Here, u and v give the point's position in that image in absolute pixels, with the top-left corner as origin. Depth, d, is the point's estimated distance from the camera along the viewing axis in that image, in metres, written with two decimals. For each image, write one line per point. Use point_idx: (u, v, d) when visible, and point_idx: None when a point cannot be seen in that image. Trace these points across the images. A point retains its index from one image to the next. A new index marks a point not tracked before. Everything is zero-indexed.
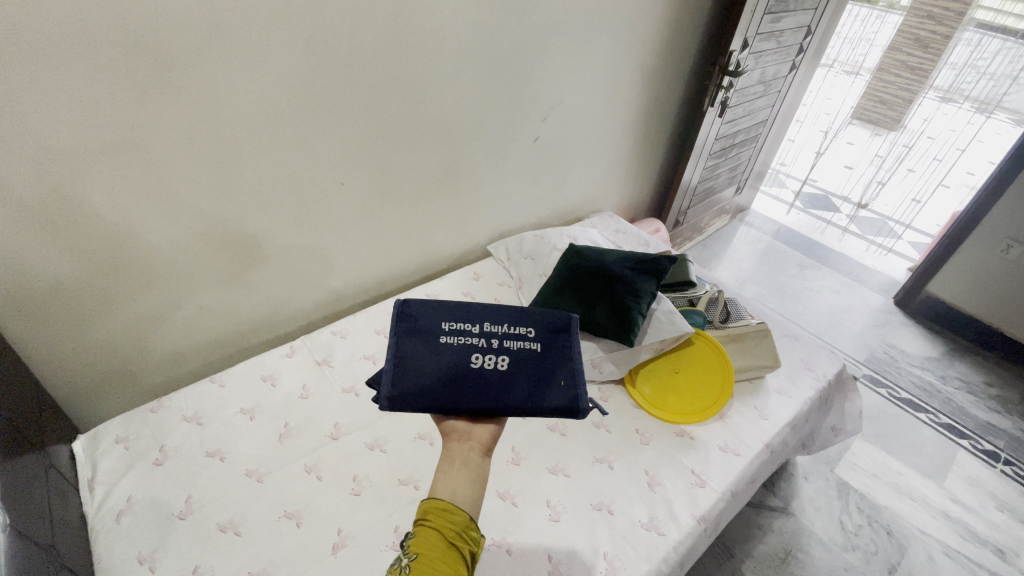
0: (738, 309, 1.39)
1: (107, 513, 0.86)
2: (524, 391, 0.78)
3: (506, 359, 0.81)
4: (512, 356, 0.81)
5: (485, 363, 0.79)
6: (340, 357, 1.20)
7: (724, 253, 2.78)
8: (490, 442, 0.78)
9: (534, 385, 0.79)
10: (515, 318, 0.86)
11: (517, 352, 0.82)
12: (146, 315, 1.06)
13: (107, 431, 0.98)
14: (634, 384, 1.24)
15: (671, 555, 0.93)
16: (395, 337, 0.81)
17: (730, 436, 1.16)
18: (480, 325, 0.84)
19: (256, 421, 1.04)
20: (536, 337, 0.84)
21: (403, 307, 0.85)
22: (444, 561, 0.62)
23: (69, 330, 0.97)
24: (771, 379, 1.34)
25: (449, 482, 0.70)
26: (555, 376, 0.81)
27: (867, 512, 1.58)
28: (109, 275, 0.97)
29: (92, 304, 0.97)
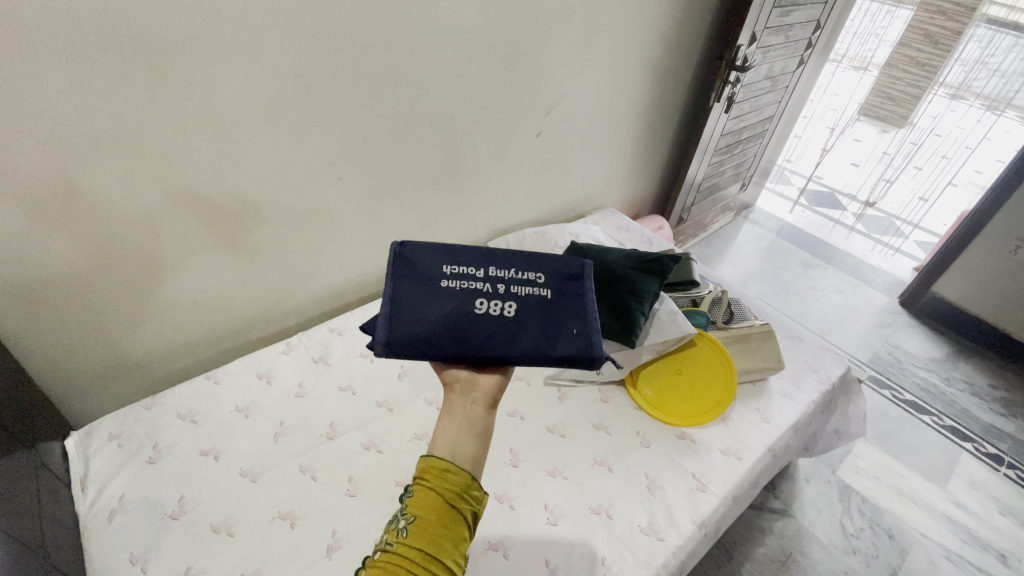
0: (742, 311, 1.37)
1: (99, 512, 0.85)
2: (533, 339, 0.77)
3: (511, 305, 0.78)
4: (519, 302, 0.79)
5: (489, 308, 0.77)
6: (337, 355, 1.18)
7: (727, 251, 2.75)
8: (495, 392, 0.75)
9: (544, 332, 0.77)
10: (522, 263, 0.83)
11: (524, 297, 0.80)
12: (144, 306, 1.04)
13: (100, 429, 0.97)
14: (635, 385, 1.23)
15: (671, 560, 0.91)
16: (392, 282, 0.79)
17: (731, 439, 1.14)
18: (484, 270, 0.81)
19: (251, 420, 1.03)
20: (544, 284, 0.82)
21: (401, 251, 0.82)
22: (443, 524, 0.60)
23: (70, 320, 0.96)
24: (774, 381, 1.32)
25: (449, 438, 0.66)
26: (565, 324, 0.79)
27: (868, 515, 1.57)
28: (107, 271, 0.95)
29: (87, 301, 0.96)
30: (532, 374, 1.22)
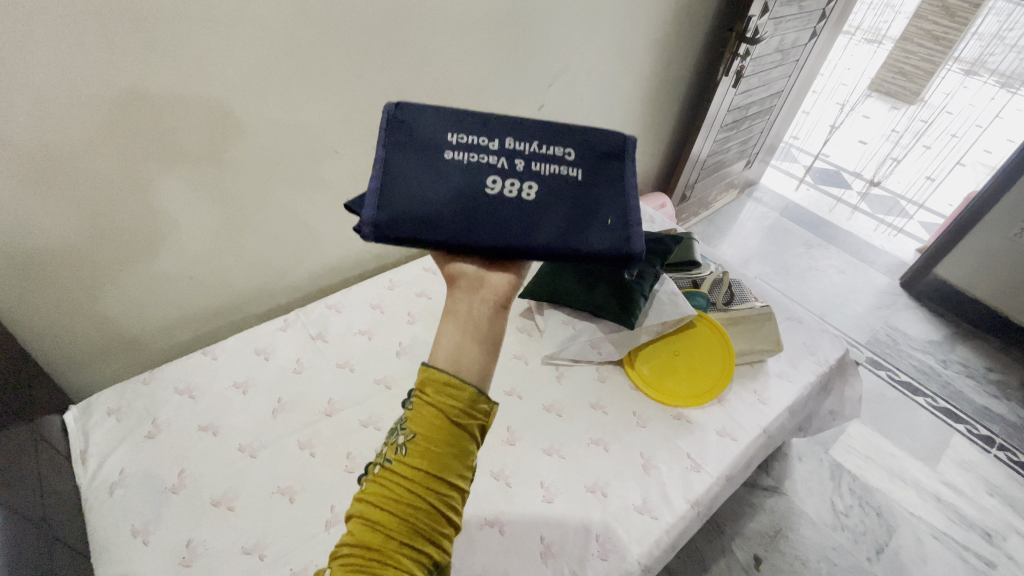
0: (743, 292, 1.36)
1: (100, 485, 0.86)
2: (557, 226, 0.62)
3: (529, 184, 0.64)
4: (538, 182, 0.64)
5: (502, 188, 0.63)
6: (335, 332, 1.18)
7: (730, 230, 2.72)
8: (507, 293, 0.62)
9: (569, 217, 0.63)
10: (545, 134, 0.68)
11: (545, 176, 0.65)
12: (145, 276, 1.03)
13: (99, 403, 0.97)
14: (633, 364, 1.22)
15: (664, 538, 0.93)
16: (386, 152, 0.64)
17: (727, 420, 1.15)
18: (498, 141, 0.66)
19: (249, 395, 1.03)
20: (570, 163, 0.66)
21: (396, 114, 0.67)
22: (444, 444, 0.53)
23: (72, 290, 0.95)
24: (772, 362, 1.32)
25: (451, 346, 0.57)
26: (597, 212, 0.64)
27: (858, 494, 1.60)
28: (102, 243, 0.93)
29: (84, 274, 0.94)
30: (531, 353, 1.22)
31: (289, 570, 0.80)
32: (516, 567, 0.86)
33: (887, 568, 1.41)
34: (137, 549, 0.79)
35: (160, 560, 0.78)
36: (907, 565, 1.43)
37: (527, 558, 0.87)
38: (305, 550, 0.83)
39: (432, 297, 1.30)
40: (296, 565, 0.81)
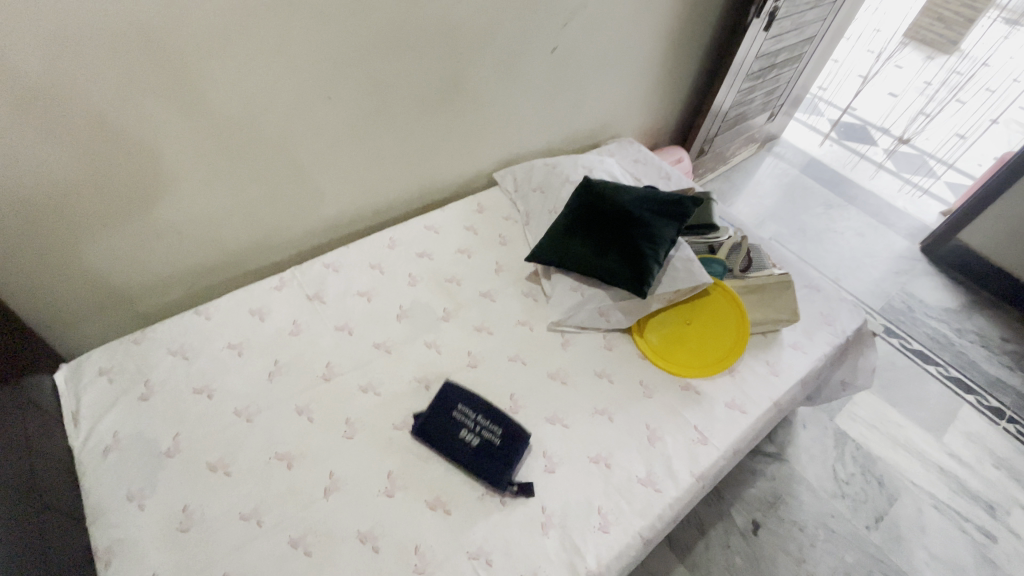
0: (761, 260, 1.29)
1: (94, 448, 0.84)
2: (468, 460, 0.90)
3: (476, 438, 0.92)
4: (481, 435, 0.92)
5: (461, 436, 0.92)
6: (333, 293, 1.13)
7: (747, 187, 2.60)
8: None
9: (478, 460, 0.90)
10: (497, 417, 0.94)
11: (484, 435, 0.92)
12: (141, 227, 0.98)
13: (90, 362, 0.94)
14: (641, 332, 1.17)
15: (667, 511, 0.91)
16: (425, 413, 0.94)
17: (737, 392, 1.11)
18: (476, 431, 0.92)
19: (244, 358, 0.99)
20: (501, 429, 0.93)
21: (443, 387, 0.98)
22: None
23: (65, 237, 0.90)
24: (787, 333, 1.27)
25: None
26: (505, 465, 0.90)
27: (861, 462, 1.59)
28: (85, 193, 0.88)
29: (68, 226, 0.89)
30: (536, 319, 1.17)
31: (288, 537, 0.79)
32: (516, 537, 0.84)
33: (883, 536, 1.42)
34: (133, 513, 0.78)
35: (155, 525, 0.77)
36: (904, 533, 1.44)
37: (527, 529, 0.85)
38: (303, 517, 0.82)
39: (433, 258, 1.24)
40: (295, 532, 0.80)
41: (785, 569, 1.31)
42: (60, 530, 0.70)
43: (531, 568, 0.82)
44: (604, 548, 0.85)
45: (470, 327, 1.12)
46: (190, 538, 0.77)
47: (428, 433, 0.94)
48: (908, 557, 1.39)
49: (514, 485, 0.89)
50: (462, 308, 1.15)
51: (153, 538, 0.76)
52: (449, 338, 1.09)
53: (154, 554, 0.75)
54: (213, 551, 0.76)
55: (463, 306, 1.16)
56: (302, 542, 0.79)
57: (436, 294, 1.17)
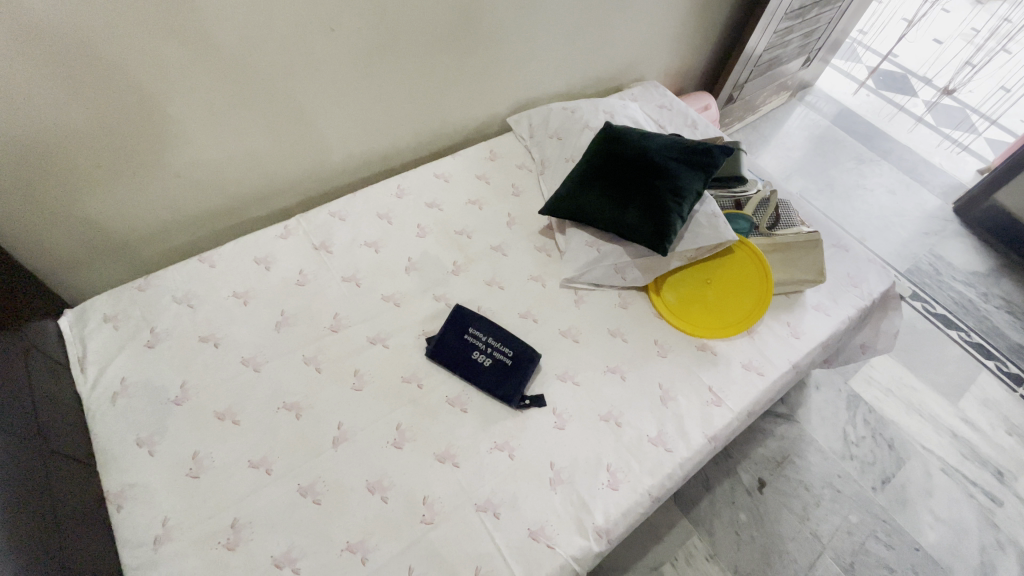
0: (790, 216, 1.23)
1: (102, 394, 0.84)
2: (483, 377, 0.93)
3: (487, 357, 0.95)
4: (493, 355, 0.95)
5: (474, 356, 0.95)
6: (340, 243, 1.09)
7: (774, 139, 2.46)
8: None
9: (493, 378, 0.93)
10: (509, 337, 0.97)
11: (495, 355, 0.95)
12: (139, 166, 0.93)
13: (95, 309, 0.93)
14: (659, 290, 1.12)
15: (677, 471, 0.90)
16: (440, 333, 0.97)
17: (756, 353, 1.07)
18: (488, 343, 0.96)
19: (250, 307, 0.97)
20: (511, 349, 0.96)
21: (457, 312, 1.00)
22: None
23: (61, 175, 0.86)
24: (810, 294, 1.21)
25: None
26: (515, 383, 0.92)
27: (872, 425, 1.58)
28: (76, 131, 0.83)
29: (61, 167, 0.85)
30: (549, 274, 1.12)
31: (297, 485, 0.80)
32: (524, 491, 0.83)
33: (889, 497, 1.43)
34: (144, 459, 0.78)
35: (165, 471, 0.78)
36: (911, 496, 1.44)
37: (536, 483, 0.84)
38: (312, 466, 0.82)
39: (444, 208, 1.19)
40: (303, 481, 0.80)
41: (788, 526, 1.32)
42: (67, 477, 0.71)
43: (540, 521, 0.81)
44: (613, 505, 0.84)
45: (481, 281, 1.08)
46: (201, 484, 0.77)
47: (437, 387, 0.93)
48: (913, 519, 1.39)
49: (525, 399, 0.92)
50: (473, 262, 1.11)
51: (164, 483, 0.77)
52: (459, 293, 1.06)
53: (165, 498, 0.75)
54: (224, 498, 0.77)
55: (474, 259, 1.12)
56: (311, 490, 0.80)
57: (447, 246, 1.13)
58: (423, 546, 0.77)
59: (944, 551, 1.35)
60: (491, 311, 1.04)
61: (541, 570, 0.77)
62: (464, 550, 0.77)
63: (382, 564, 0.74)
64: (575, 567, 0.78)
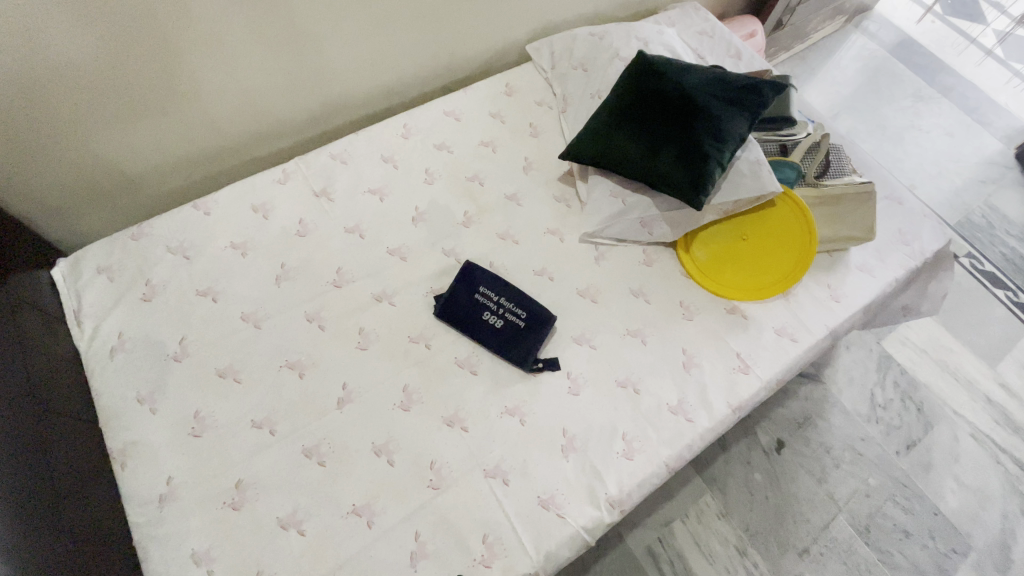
0: (839, 165, 1.12)
1: (101, 348, 0.81)
2: (494, 339, 0.87)
3: (500, 320, 0.89)
4: (505, 317, 0.89)
5: (485, 317, 0.89)
6: (342, 189, 1.01)
7: (823, 71, 2.20)
8: None
9: (504, 340, 0.87)
10: (521, 298, 0.90)
11: (508, 317, 0.89)
12: (122, 98, 0.84)
13: (88, 259, 0.88)
14: (688, 247, 1.02)
15: (696, 442, 0.85)
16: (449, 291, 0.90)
17: (790, 318, 0.98)
18: (500, 304, 0.90)
19: (248, 259, 0.91)
20: (525, 312, 0.89)
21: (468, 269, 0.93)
22: None
23: (40, 107, 0.78)
24: (856, 252, 1.10)
25: None
26: (526, 346, 0.87)
27: (902, 388, 1.50)
28: (50, 55, 0.74)
29: (39, 98, 0.77)
30: (568, 227, 1.03)
31: (301, 446, 0.77)
32: (535, 458, 0.80)
33: (912, 462, 1.38)
34: (145, 417, 0.77)
35: (168, 430, 0.76)
36: (935, 461, 1.39)
37: (547, 451, 0.81)
38: (317, 427, 0.79)
39: (454, 151, 1.09)
40: (308, 442, 0.78)
41: (804, 487, 1.30)
42: (62, 439, 0.70)
43: (550, 490, 0.78)
44: (628, 475, 0.80)
45: (493, 234, 1.00)
46: (204, 443, 0.76)
47: (445, 348, 0.88)
48: (935, 484, 1.36)
49: (538, 362, 0.87)
50: (485, 212, 1.02)
51: (167, 442, 0.75)
52: (469, 246, 0.98)
53: (169, 457, 0.74)
54: (228, 458, 0.75)
55: (487, 209, 1.03)
56: (316, 452, 0.77)
57: (457, 195, 1.04)
58: (429, 511, 0.75)
59: (962, 517, 1.32)
60: (504, 268, 0.97)
61: (550, 538, 0.75)
62: (471, 516, 0.75)
63: (388, 528, 0.73)
64: (584, 536, 0.76)
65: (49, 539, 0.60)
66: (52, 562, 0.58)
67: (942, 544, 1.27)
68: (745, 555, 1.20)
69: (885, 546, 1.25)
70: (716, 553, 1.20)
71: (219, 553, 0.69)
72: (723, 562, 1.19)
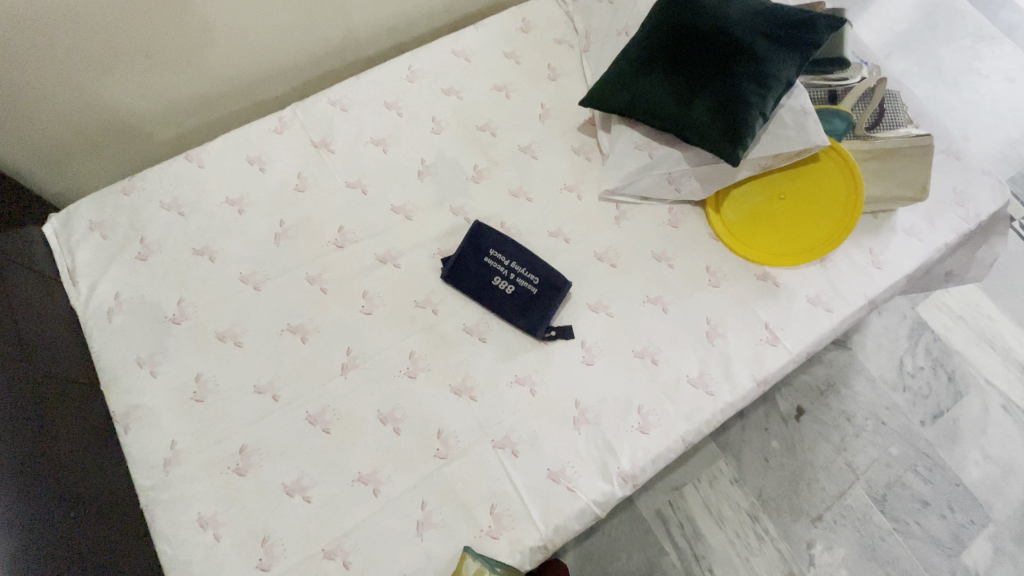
0: (895, 113, 1.01)
1: (97, 309, 0.79)
2: (505, 305, 0.83)
3: (511, 286, 0.84)
4: (516, 282, 0.84)
5: (495, 282, 0.84)
6: (342, 139, 0.93)
7: (875, 4, 1.96)
8: None
9: (515, 307, 0.83)
10: (534, 263, 0.85)
11: (519, 283, 0.84)
12: (102, 28, 0.78)
13: (80, 214, 0.84)
14: (718, 208, 0.94)
15: (716, 416, 0.81)
16: (456, 254, 0.85)
17: (826, 286, 0.91)
18: (511, 268, 0.84)
19: (245, 216, 0.86)
20: (537, 277, 0.84)
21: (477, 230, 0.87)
22: None
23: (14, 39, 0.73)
24: (904, 214, 1.00)
25: None
26: (538, 313, 0.82)
27: (934, 355, 1.42)
28: None
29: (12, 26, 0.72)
30: (586, 183, 0.95)
31: (306, 413, 0.75)
32: (545, 430, 0.77)
33: (938, 432, 1.33)
34: (146, 380, 0.75)
35: (170, 394, 0.74)
36: (961, 431, 1.34)
37: (558, 423, 0.77)
38: (321, 394, 0.76)
39: (463, 97, 0.99)
40: (312, 409, 0.75)
41: (822, 455, 1.27)
42: (61, 403, 0.68)
43: (560, 462, 0.75)
44: (642, 449, 0.77)
45: (505, 190, 0.92)
46: (206, 408, 0.74)
47: (453, 314, 0.83)
48: (959, 455, 1.31)
49: (551, 330, 0.82)
50: (497, 166, 0.94)
51: (169, 406, 0.74)
52: (479, 204, 0.91)
53: (172, 422, 0.73)
54: (231, 423, 0.73)
55: (499, 163, 0.95)
56: (320, 419, 0.75)
57: (466, 146, 0.95)
58: (436, 481, 0.73)
59: (985, 489, 1.28)
60: (516, 228, 0.90)
61: (559, 511, 0.73)
62: (479, 487, 0.73)
63: (394, 497, 0.72)
64: (595, 510, 0.74)
65: (49, 508, 0.59)
66: (53, 532, 0.58)
67: (960, 514, 1.24)
68: (756, 520, 1.19)
69: (901, 515, 1.22)
70: (727, 517, 1.19)
71: (225, 517, 0.69)
72: (733, 527, 1.18)
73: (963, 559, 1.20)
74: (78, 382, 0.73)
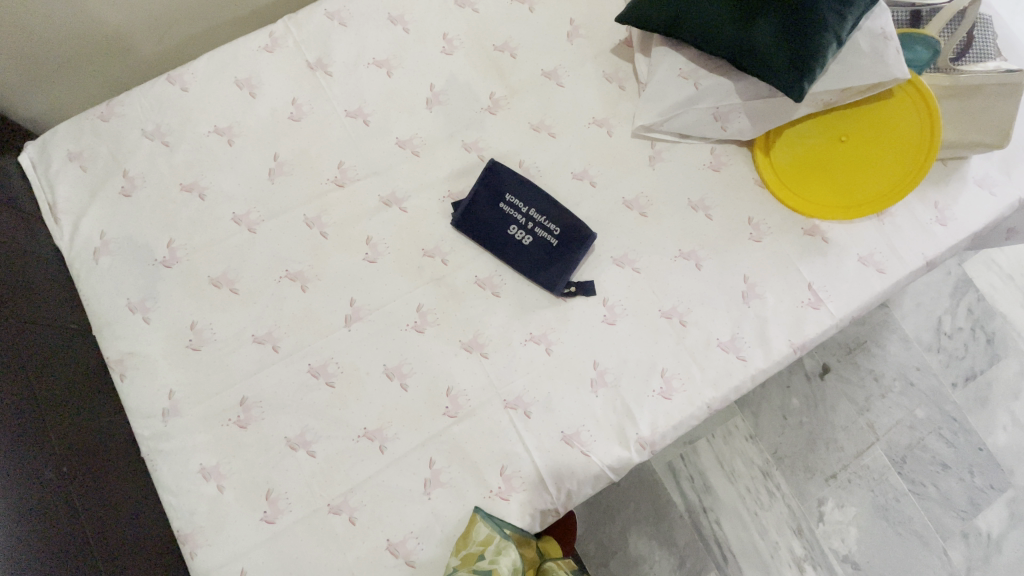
0: (985, 41, 0.85)
1: (83, 250, 0.73)
2: (521, 257, 0.75)
3: (528, 236, 0.76)
4: (534, 232, 0.76)
5: (511, 232, 0.76)
6: (340, 59, 0.81)
7: None
8: None
9: (533, 259, 0.75)
10: (554, 211, 0.76)
11: (538, 233, 0.76)
12: None
13: (56, 143, 0.76)
14: (767, 152, 0.82)
15: (745, 383, 0.75)
16: (470, 199, 0.77)
17: (882, 243, 0.81)
18: (529, 215, 0.77)
19: (236, 148, 0.78)
20: (558, 227, 0.76)
21: (493, 172, 0.78)
22: None
23: None
24: (978, 162, 0.86)
25: None
26: (556, 267, 0.75)
27: (975, 316, 1.31)
28: None
29: None
30: (618, 118, 0.83)
31: (308, 366, 0.71)
32: (560, 392, 0.72)
33: (968, 396, 1.26)
34: (139, 326, 0.71)
35: (164, 342, 0.70)
36: (994, 396, 1.26)
37: (574, 384, 0.72)
38: (323, 346, 0.72)
39: (479, 10, 0.85)
40: (314, 361, 0.71)
41: (843, 415, 1.22)
42: (45, 351, 0.64)
43: (576, 425, 0.71)
44: (663, 416, 0.72)
45: (525, 125, 0.82)
46: (205, 357, 0.70)
47: (464, 266, 0.76)
48: (987, 419, 1.25)
49: (571, 285, 0.75)
50: (516, 95, 0.83)
51: (164, 355, 0.70)
52: (495, 140, 0.81)
53: (168, 371, 0.70)
54: (230, 374, 0.70)
55: (519, 91, 0.83)
56: (324, 372, 0.71)
57: (481, 70, 0.83)
58: (445, 440, 0.70)
59: (1011, 455, 1.23)
60: (536, 168, 0.80)
61: (572, 475, 0.70)
62: (488, 447, 0.70)
63: (400, 455, 0.69)
64: (609, 475, 0.71)
65: (37, 464, 0.56)
66: (41, 489, 0.56)
67: (980, 479, 1.21)
68: (767, 476, 1.18)
69: (918, 477, 1.20)
70: (738, 473, 1.18)
71: (228, 470, 0.67)
72: (744, 482, 1.17)
73: (976, 522, 1.19)
74: (64, 329, 0.69)
